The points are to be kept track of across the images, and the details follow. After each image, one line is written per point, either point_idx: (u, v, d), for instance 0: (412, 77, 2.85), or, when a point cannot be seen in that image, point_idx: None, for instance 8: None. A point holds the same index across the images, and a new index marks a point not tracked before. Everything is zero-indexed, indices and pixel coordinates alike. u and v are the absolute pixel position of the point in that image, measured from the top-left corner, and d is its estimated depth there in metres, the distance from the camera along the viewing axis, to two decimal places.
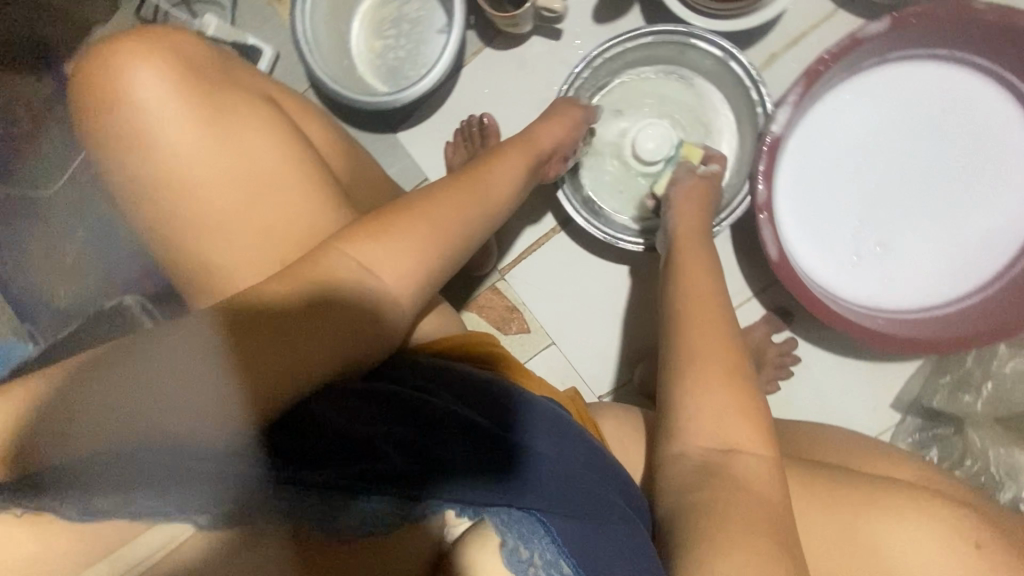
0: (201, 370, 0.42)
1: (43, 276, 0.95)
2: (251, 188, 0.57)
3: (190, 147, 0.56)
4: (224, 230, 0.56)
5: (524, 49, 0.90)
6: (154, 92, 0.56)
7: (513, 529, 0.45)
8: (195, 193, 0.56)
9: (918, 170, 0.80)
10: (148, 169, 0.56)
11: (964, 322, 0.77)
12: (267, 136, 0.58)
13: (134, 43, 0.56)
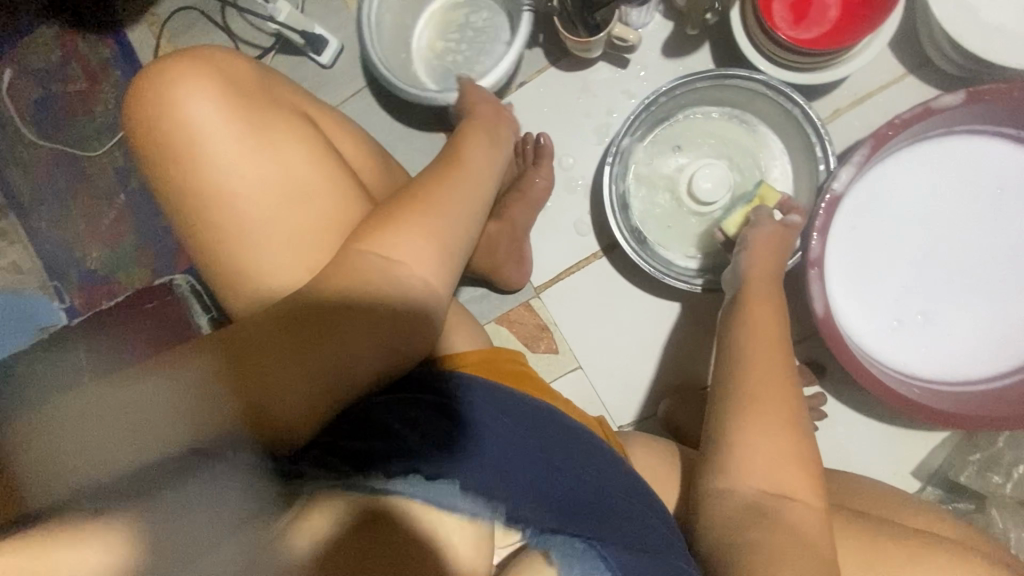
0: (267, 392, 0.48)
1: (82, 232, 1.05)
2: (298, 206, 0.57)
3: (238, 162, 0.56)
4: (282, 247, 0.56)
5: (588, 74, 0.90)
6: (205, 112, 0.55)
7: (573, 560, 0.48)
8: (250, 211, 0.56)
9: (972, 244, 0.80)
10: (194, 183, 0.56)
11: (1001, 404, 0.76)
12: (311, 155, 0.59)
13: (185, 61, 0.56)
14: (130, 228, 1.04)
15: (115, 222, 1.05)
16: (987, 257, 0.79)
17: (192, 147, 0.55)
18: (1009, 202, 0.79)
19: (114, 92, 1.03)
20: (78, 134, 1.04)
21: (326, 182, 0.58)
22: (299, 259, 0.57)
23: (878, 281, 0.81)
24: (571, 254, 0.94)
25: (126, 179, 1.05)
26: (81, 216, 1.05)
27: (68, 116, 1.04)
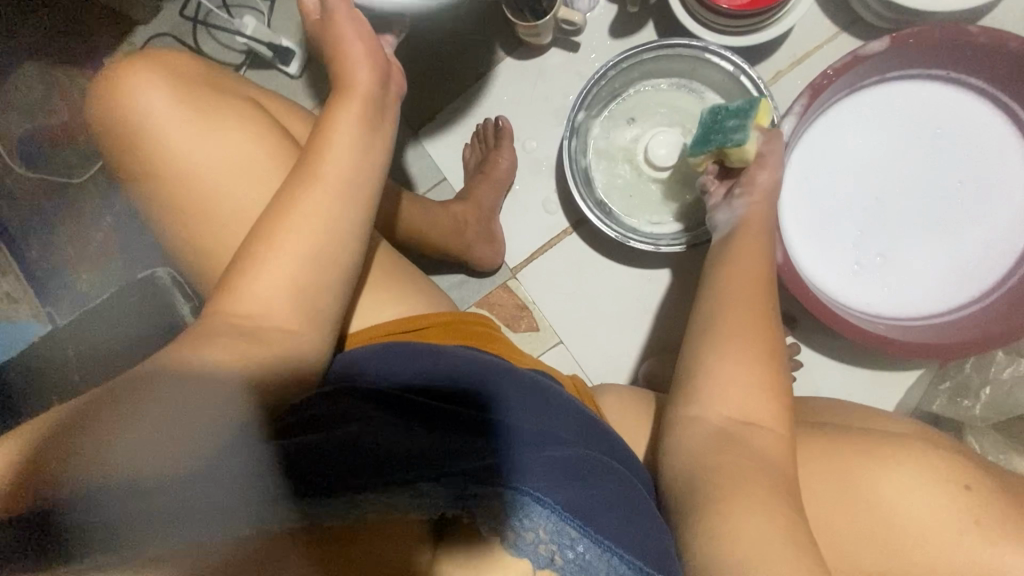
0: (216, 371, 0.49)
1: (72, 257, 1.09)
2: (257, 187, 0.60)
3: (196, 151, 0.59)
4: (236, 229, 0.60)
5: (542, 60, 0.95)
6: (154, 104, 0.59)
7: (519, 504, 0.48)
8: (207, 197, 0.60)
9: (918, 183, 0.83)
10: (160, 175, 0.60)
11: (964, 330, 0.79)
12: (264, 137, 0.61)
13: (140, 63, 0.61)
14: (117, 249, 1.08)
15: (103, 243, 1.08)
16: (935, 194, 0.83)
17: (143, 141, 0.60)
18: (948, 141, 0.83)
19: None
20: (63, 163, 1.08)
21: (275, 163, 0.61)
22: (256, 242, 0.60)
23: (835, 228, 0.84)
24: (542, 233, 0.97)
25: (112, 202, 1.08)
26: (69, 241, 1.09)
27: (52, 147, 1.08)
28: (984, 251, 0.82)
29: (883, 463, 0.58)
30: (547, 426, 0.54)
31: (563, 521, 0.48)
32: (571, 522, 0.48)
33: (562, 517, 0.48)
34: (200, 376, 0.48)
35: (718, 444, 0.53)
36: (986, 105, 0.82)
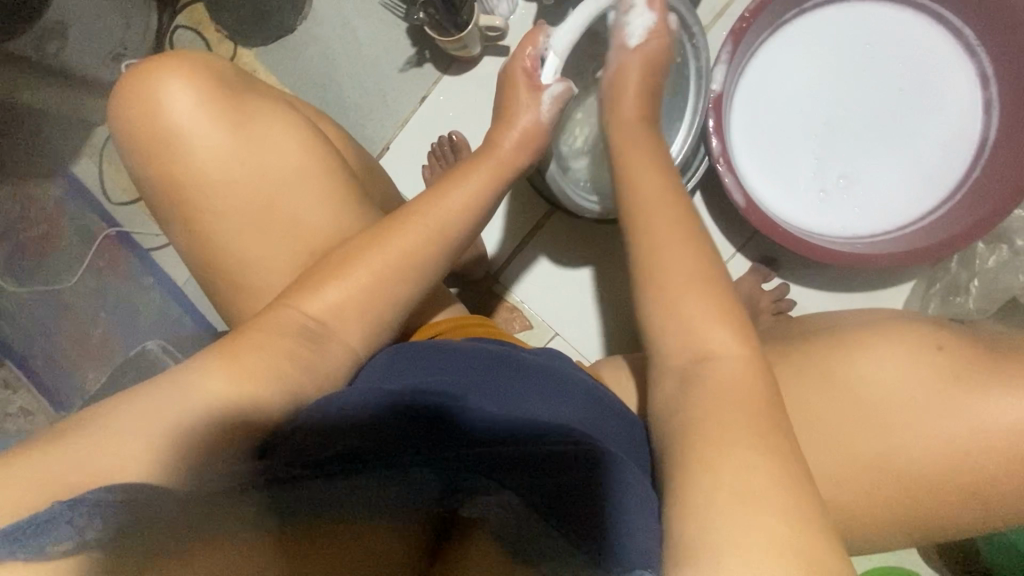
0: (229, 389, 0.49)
1: (77, 356, 1.11)
2: (261, 192, 0.62)
3: (213, 149, 0.61)
4: (228, 239, 0.63)
5: (478, 70, 0.99)
6: (181, 109, 0.60)
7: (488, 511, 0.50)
8: (209, 203, 0.62)
9: (863, 100, 0.84)
10: (170, 173, 0.62)
11: (941, 230, 0.79)
12: (284, 137, 0.63)
13: (164, 61, 0.61)
14: (119, 341, 1.11)
15: (103, 337, 1.11)
16: (882, 108, 0.84)
17: (158, 148, 0.61)
18: (882, 54, 0.84)
19: (71, 223, 1.11)
20: (51, 269, 1.12)
21: (302, 171, 0.63)
22: (276, 247, 0.63)
23: (793, 162, 0.85)
24: (515, 232, 0.98)
25: (104, 296, 1.12)
26: (71, 342, 1.12)
27: (39, 257, 1.12)
28: (943, 151, 0.83)
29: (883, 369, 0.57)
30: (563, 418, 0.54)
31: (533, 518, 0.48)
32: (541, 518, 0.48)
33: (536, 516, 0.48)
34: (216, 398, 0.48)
35: None
36: (908, 13, 0.84)
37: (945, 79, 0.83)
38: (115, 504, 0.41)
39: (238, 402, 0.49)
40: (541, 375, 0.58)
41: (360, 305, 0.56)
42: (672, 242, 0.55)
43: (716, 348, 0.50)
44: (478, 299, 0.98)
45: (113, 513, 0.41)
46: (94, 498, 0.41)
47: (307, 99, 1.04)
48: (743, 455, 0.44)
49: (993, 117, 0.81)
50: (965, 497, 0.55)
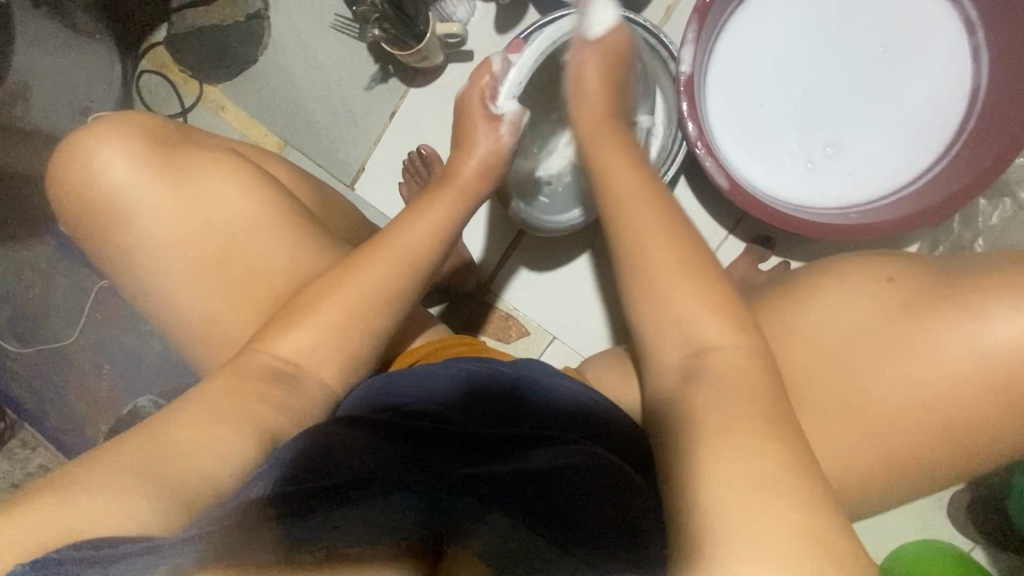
0: (208, 438, 0.47)
1: (82, 412, 1.09)
2: (221, 241, 0.62)
3: (165, 207, 0.61)
4: (197, 291, 0.62)
5: (443, 79, 0.96)
6: (130, 180, 0.61)
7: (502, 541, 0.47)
8: (170, 261, 0.61)
9: (842, 62, 0.80)
10: (128, 236, 0.61)
11: (940, 188, 0.75)
12: (234, 184, 0.63)
13: (103, 128, 0.61)
14: (122, 393, 1.09)
15: (109, 389, 1.09)
16: (864, 68, 0.80)
17: (115, 207, 0.61)
18: (857, 11, 0.80)
19: (66, 279, 1.09)
20: (50, 328, 1.10)
21: (260, 215, 0.62)
22: (242, 293, 0.61)
23: (775, 136, 0.82)
24: (499, 239, 0.95)
25: (104, 350, 1.10)
26: (77, 399, 1.10)
27: (37, 317, 1.11)
28: (933, 105, 0.79)
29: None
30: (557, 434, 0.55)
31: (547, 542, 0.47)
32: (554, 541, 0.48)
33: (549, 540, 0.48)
34: (193, 453, 0.46)
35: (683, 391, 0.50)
36: None
37: (925, 30, 0.79)
38: (83, 561, 0.39)
39: (217, 460, 0.47)
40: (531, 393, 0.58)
41: (335, 341, 0.55)
42: (645, 239, 0.52)
43: (701, 350, 0.48)
44: (471, 311, 0.97)
45: (83, 569, 0.39)
46: (60, 555, 0.39)
47: (277, 129, 1.03)
48: (742, 458, 0.41)
49: (982, 65, 0.77)
50: (970, 457, 0.55)
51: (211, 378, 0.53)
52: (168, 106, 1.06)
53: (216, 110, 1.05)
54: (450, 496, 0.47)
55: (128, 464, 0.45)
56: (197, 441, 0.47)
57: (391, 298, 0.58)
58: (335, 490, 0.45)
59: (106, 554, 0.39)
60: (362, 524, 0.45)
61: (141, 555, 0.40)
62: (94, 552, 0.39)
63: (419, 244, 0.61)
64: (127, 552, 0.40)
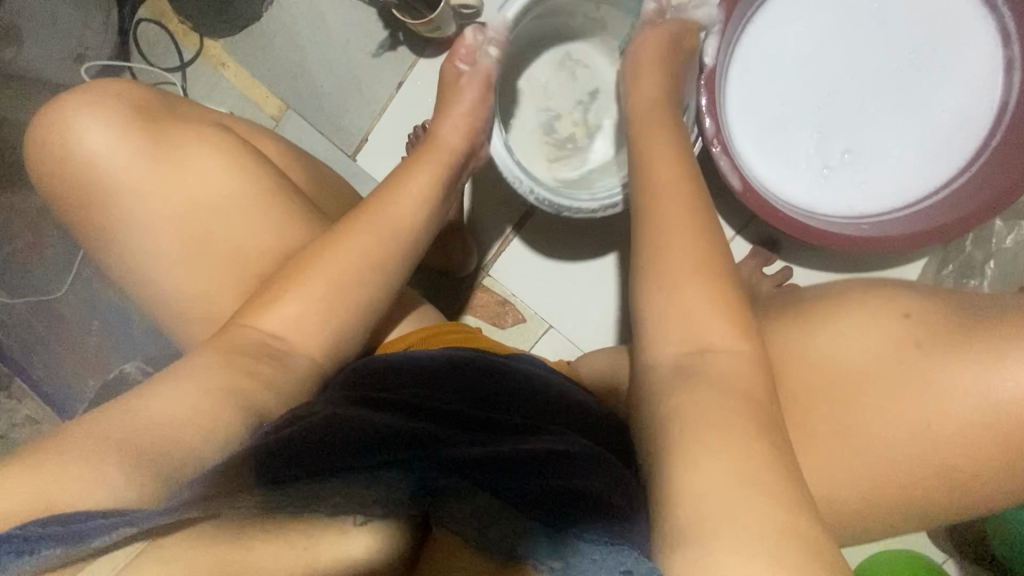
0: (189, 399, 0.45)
1: (73, 367, 1.08)
2: (214, 212, 0.59)
3: (156, 176, 0.58)
4: (184, 263, 0.59)
5: (454, 51, 0.93)
6: (123, 145, 0.58)
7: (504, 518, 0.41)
8: (158, 228, 0.59)
9: (868, 66, 0.77)
10: (115, 204, 0.59)
11: (959, 203, 0.73)
12: (233, 155, 0.60)
13: (95, 89, 0.58)
14: (111, 349, 1.07)
15: (100, 347, 1.08)
16: (891, 72, 0.77)
17: (102, 171, 0.58)
18: (892, 13, 0.77)
19: (56, 233, 1.06)
20: (39, 281, 1.08)
21: (256, 189, 0.60)
22: (234, 267, 0.59)
23: (791, 138, 0.79)
24: (501, 221, 0.93)
25: (95, 306, 1.07)
26: (67, 351, 1.09)
27: (25, 268, 1.08)
28: (961, 119, 0.76)
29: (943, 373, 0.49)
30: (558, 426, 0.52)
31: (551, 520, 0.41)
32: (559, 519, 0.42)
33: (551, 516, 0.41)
34: (169, 413, 0.44)
35: (673, 361, 0.47)
36: None
37: (961, 37, 0.76)
38: (46, 540, 0.34)
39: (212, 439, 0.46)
40: (529, 386, 0.56)
41: (327, 323, 0.53)
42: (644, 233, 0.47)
43: (704, 343, 0.47)
44: (468, 293, 0.95)
45: (39, 549, 0.33)
46: (21, 532, 0.34)
47: (279, 93, 0.99)
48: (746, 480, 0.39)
49: (1015, 76, 0.74)
50: None
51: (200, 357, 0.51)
52: (166, 58, 1.02)
53: (217, 67, 1.01)
54: (437, 478, 0.42)
55: (104, 424, 0.42)
56: (174, 402, 0.44)
57: (386, 284, 0.56)
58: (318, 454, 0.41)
59: (72, 531, 0.34)
60: (341, 496, 0.40)
61: (100, 519, 0.35)
62: (60, 528, 0.34)
63: (418, 228, 0.59)
64: (77, 522, 0.35)
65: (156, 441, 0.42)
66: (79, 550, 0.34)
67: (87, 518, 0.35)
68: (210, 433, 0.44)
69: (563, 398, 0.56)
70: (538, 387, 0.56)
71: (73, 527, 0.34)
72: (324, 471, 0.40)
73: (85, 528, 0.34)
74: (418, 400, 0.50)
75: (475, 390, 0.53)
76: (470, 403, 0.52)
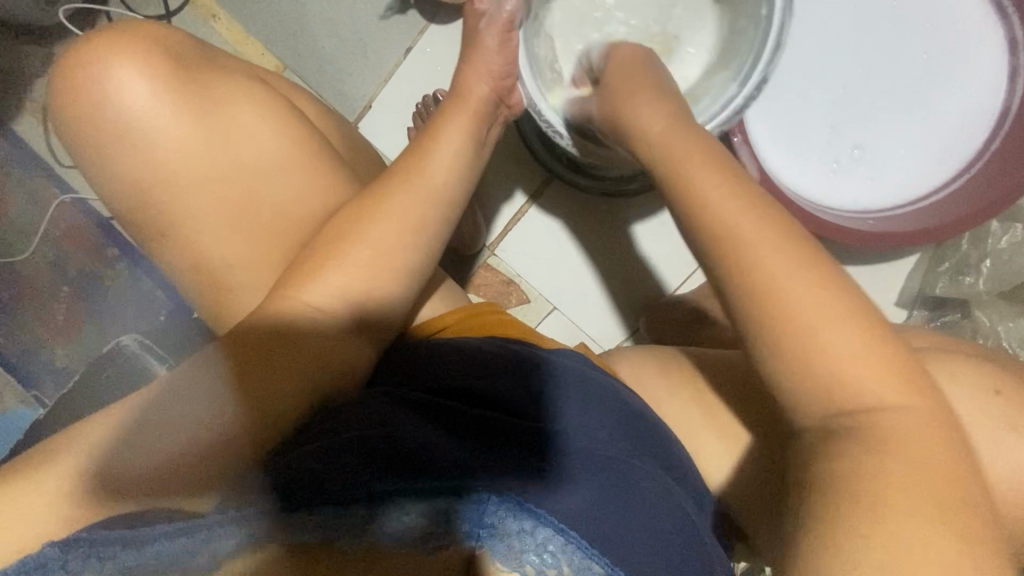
0: (209, 396, 0.46)
1: (39, 337, 0.98)
2: (231, 179, 0.55)
3: (165, 138, 0.54)
4: (196, 233, 0.55)
5: (467, 19, 0.90)
6: (127, 97, 0.53)
7: (531, 551, 0.42)
8: (168, 195, 0.54)
9: (884, 62, 0.79)
10: (121, 166, 0.54)
11: (957, 205, 0.77)
12: (252, 117, 0.56)
13: (97, 38, 0.53)
14: (85, 317, 0.99)
15: (69, 315, 0.99)
16: (905, 71, 0.79)
17: (107, 127, 0.53)
18: (910, 12, 0.78)
19: (21, 191, 0.98)
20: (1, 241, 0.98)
21: (276, 158, 0.56)
22: (251, 239, 0.56)
23: (806, 130, 0.80)
24: (510, 199, 0.92)
25: (66, 271, 0.99)
26: (33, 318, 0.98)
27: None
28: (963, 122, 0.79)
29: (959, 368, 0.51)
30: (598, 429, 0.49)
31: (583, 555, 0.42)
32: (594, 555, 0.42)
33: (583, 550, 0.42)
34: (196, 407, 0.45)
35: None
36: None
37: (972, 41, 0.78)
38: (116, 543, 0.36)
39: (241, 427, 0.45)
40: (570, 383, 0.52)
41: (358, 303, 0.51)
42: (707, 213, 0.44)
43: None
44: (474, 272, 0.93)
45: (115, 551, 0.36)
46: (92, 537, 0.37)
47: (276, 51, 0.93)
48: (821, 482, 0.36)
49: (1018, 85, 0.77)
50: None
51: (216, 346, 0.48)
52: (149, 6, 0.94)
53: (207, 19, 0.94)
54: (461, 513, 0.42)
55: (141, 425, 0.44)
56: (200, 398, 0.45)
57: (419, 262, 0.54)
58: (340, 494, 0.41)
59: (141, 536, 0.37)
60: (371, 534, 0.41)
61: (165, 533, 0.37)
62: (128, 533, 0.37)
63: (449, 205, 0.57)
64: (146, 532, 0.37)
65: (188, 434, 0.44)
66: (152, 559, 0.36)
67: (152, 529, 0.37)
68: (242, 429, 0.45)
69: (614, 395, 0.53)
70: (572, 380, 0.53)
71: (143, 536, 0.37)
72: (346, 509, 0.41)
73: (152, 539, 0.37)
74: (447, 413, 0.49)
75: (505, 392, 0.51)
76: (499, 414, 0.50)
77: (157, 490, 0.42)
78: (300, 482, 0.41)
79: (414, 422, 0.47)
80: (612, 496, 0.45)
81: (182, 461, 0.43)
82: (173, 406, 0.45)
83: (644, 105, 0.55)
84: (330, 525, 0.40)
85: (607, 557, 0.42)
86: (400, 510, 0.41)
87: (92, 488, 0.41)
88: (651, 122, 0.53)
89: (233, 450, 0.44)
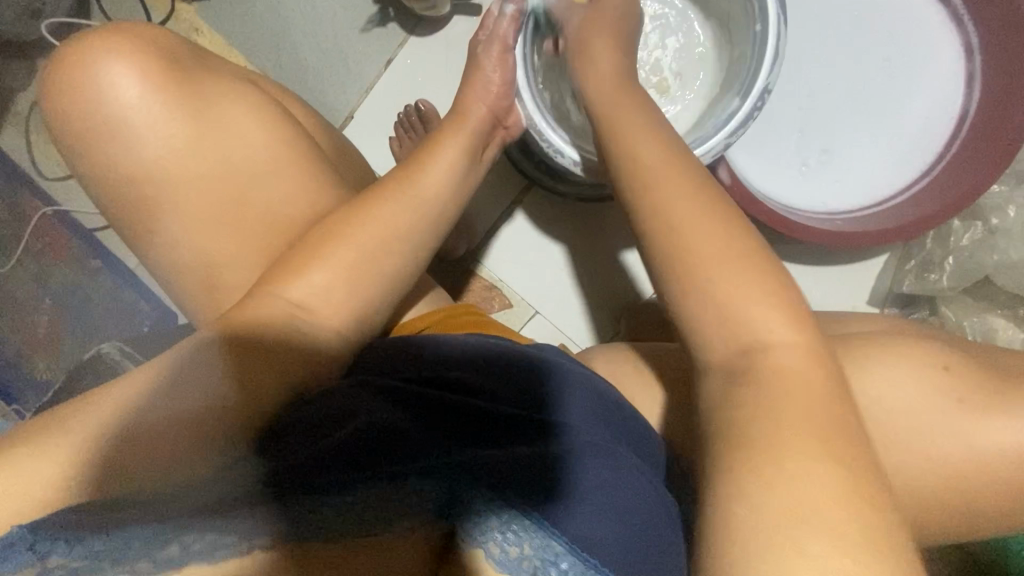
0: (201, 382, 0.46)
1: (19, 348, 0.97)
2: (213, 181, 0.56)
3: (148, 140, 0.55)
4: (178, 235, 0.56)
5: (448, 30, 0.92)
6: (109, 102, 0.54)
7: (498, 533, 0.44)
8: (150, 197, 0.55)
9: (850, 69, 0.82)
10: (104, 169, 0.55)
11: (922, 204, 0.79)
12: (235, 120, 0.57)
13: (79, 45, 0.54)
14: (66, 328, 0.98)
15: (49, 327, 0.98)
16: (870, 76, 0.82)
17: (89, 132, 0.54)
18: (873, 20, 0.82)
19: (3, 202, 0.98)
20: None
21: (256, 162, 0.57)
22: (233, 242, 0.57)
23: (776, 134, 0.83)
24: (492, 205, 0.94)
25: (47, 283, 0.99)
26: (13, 329, 0.98)
27: None
28: (925, 126, 0.82)
29: (919, 358, 0.53)
30: (580, 419, 0.50)
31: (548, 537, 0.44)
32: (558, 537, 0.44)
33: (547, 533, 0.44)
34: (186, 393, 0.45)
35: None
36: None
37: (931, 49, 0.82)
38: (82, 525, 0.39)
39: (224, 417, 0.45)
40: (558, 376, 0.53)
41: (336, 302, 0.51)
42: (669, 213, 0.46)
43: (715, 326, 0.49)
44: (457, 276, 0.94)
45: (81, 533, 0.38)
46: (58, 520, 0.39)
47: (259, 62, 0.95)
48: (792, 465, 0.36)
49: (975, 90, 0.80)
50: None
51: (211, 333, 0.48)
52: (133, 19, 0.96)
53: (190, 31, 0.95)
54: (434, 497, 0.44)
55: (131, 406, 0.44)
56: (193, 383, 0.46)
57: (397, 262, 0.55)
58: (315, 483, 0.42)
59: (105, 522, 0.39)
60: (347, 518, 0.43)
61: (132, 518, 0.39)
62: (92, 518, 0.39)
63: (427, 207, 0.58)
64: (112, 518, 0.39)
65: (176, 419, 0.44)
66: (118, 541, 0.39)
67: (119, 514, 0.39)
68: (229, 418, 0.45)
69: (602, 389, 0.53)
70: (560, 373, 0.53)
71: (110, 520, 0.39)
72: (321, 496, 0.42)
73: (120, 523, 0.39)
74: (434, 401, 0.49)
75: (491, 383, 0.52)
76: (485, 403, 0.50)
77: (136, 475, 0.41)
78: (277, 474, 0.43)
79: (397, 412, 0.47)
80: (584, 482, 0.46)
81: (168, 445, 0.43)
82: (164, 389, 0.45)
83: (615, 109, 0.57)
84: (305, 511, 0.42)
85: (571, 539, 0.44)
86: (376, 494, 0.43)
87: (73, 472, 0.41)
88: (622, 128, 0.55)
89: (217, 439, 0.44)
